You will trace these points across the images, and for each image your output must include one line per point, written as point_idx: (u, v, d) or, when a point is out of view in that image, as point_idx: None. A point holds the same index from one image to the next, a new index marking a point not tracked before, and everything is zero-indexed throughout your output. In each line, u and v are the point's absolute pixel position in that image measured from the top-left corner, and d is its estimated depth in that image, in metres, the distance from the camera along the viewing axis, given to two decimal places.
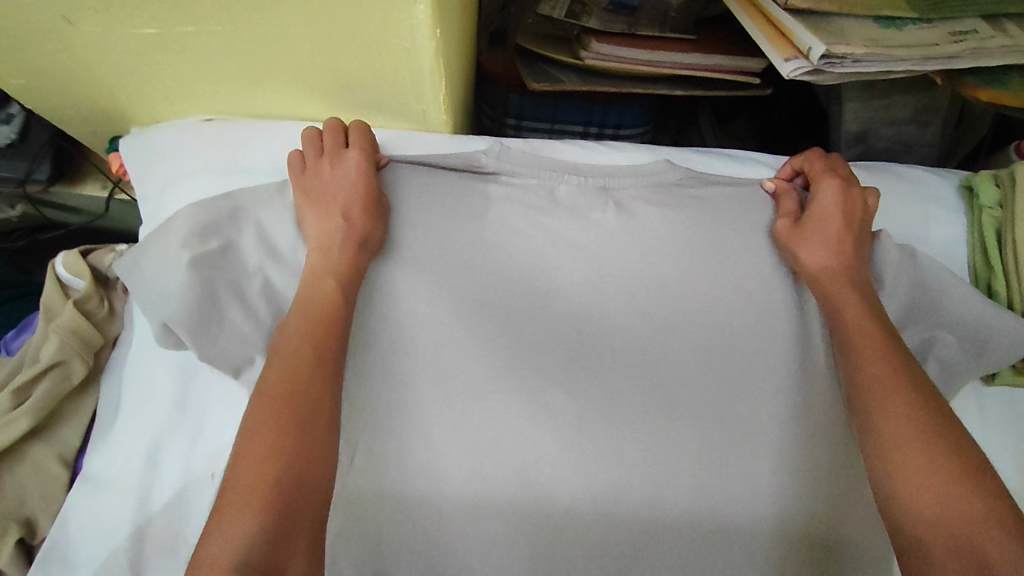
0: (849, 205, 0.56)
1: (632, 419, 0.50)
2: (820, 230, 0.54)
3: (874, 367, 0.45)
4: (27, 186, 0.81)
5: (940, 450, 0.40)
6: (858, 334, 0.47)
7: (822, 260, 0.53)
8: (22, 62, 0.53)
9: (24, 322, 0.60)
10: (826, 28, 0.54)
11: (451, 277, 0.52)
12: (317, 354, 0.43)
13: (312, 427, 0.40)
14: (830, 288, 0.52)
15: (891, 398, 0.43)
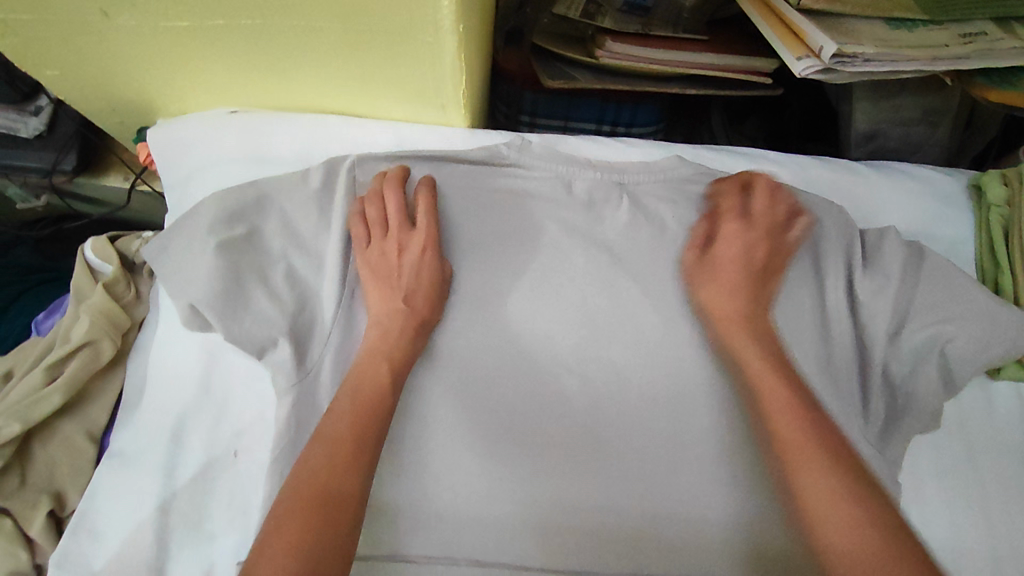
0: (749, 251, 0.55)
1: (642, 405, 0.53)
2: (721, 271, 0.54)
3: (787, 429, 0.45)
4: (52, 175, 0.85)
5: (858, 512, 0.40)
6: (773, 392, 0.47)
7: (734, 307, 0.52)
8: (58, 53, 0.55)
9: (56, 303, 0.63)
10: (838, 28, 0.55)
11: (483, 391, 0.52)
12: (368, 435, 0.44)
13: (338, 519, 0.40)
14: (735, 335, 0.51)
15: (811, 461, 0.43)
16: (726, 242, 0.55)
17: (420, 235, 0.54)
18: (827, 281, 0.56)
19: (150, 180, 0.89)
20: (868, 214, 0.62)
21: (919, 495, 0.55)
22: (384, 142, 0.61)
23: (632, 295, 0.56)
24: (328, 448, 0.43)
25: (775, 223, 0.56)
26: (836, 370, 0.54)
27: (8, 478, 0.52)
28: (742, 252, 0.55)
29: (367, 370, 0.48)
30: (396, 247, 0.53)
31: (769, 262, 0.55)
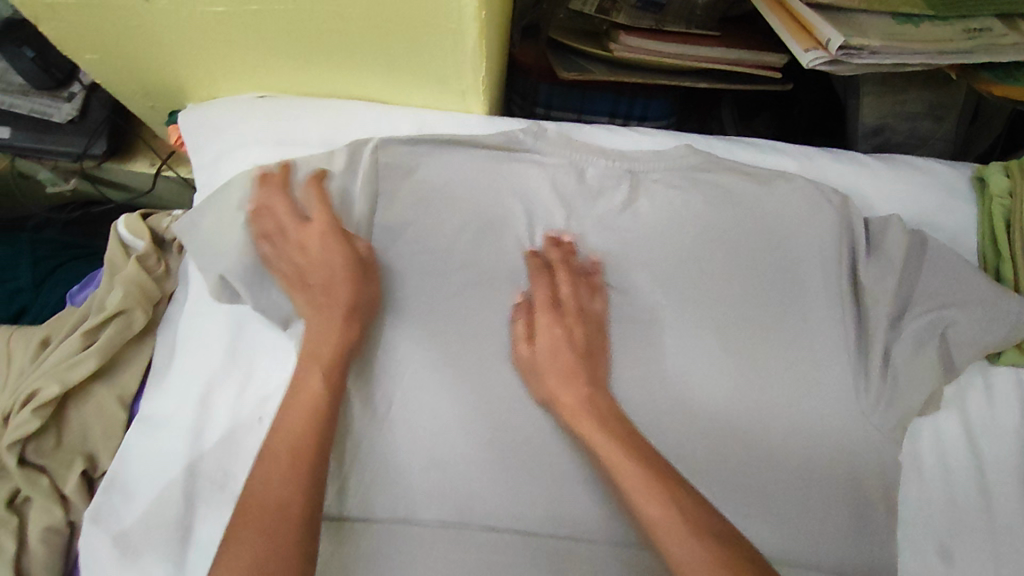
0: (570, 339, 0.54)
1: (650, 383, 0.56)
2: (555, 367, 0.53)
3: (650, 509, 0.45)
4: (82, 160, 0.87)
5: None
6: (623, 467, 0.47)
7: (569, 395, 0.52)
8: (97, 37, 0.58)
9: (90, 275, 0.65)
10: (847, 22, 0.57)
11: (461, 379, 0.55)
12: (314, 455, 0.46)
13: (286, 536, 0.43)
14: (580, 424, 0.50)
15: (678, 536, 0.43)
16: (545, 338, 0.54)
17: (319, 225, 0.54)
18: (830, 267, 0.58)
19: (175, 165, 0.91)
20: (873, 204, 0.63)
21: (918, 475, 0.57)
22: (405, 128, 0.63)
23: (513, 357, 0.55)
24: (269, 477, 0.45)
25: (587, 305, 0.56)
26: (842, 354, 0.56)
27: (46, 438, 0.55)
28: (567, 339, 0.54)
29: (303, 386, 0.49)
30: (302, 252, 0.53)
31: (591, 347, 0.55)
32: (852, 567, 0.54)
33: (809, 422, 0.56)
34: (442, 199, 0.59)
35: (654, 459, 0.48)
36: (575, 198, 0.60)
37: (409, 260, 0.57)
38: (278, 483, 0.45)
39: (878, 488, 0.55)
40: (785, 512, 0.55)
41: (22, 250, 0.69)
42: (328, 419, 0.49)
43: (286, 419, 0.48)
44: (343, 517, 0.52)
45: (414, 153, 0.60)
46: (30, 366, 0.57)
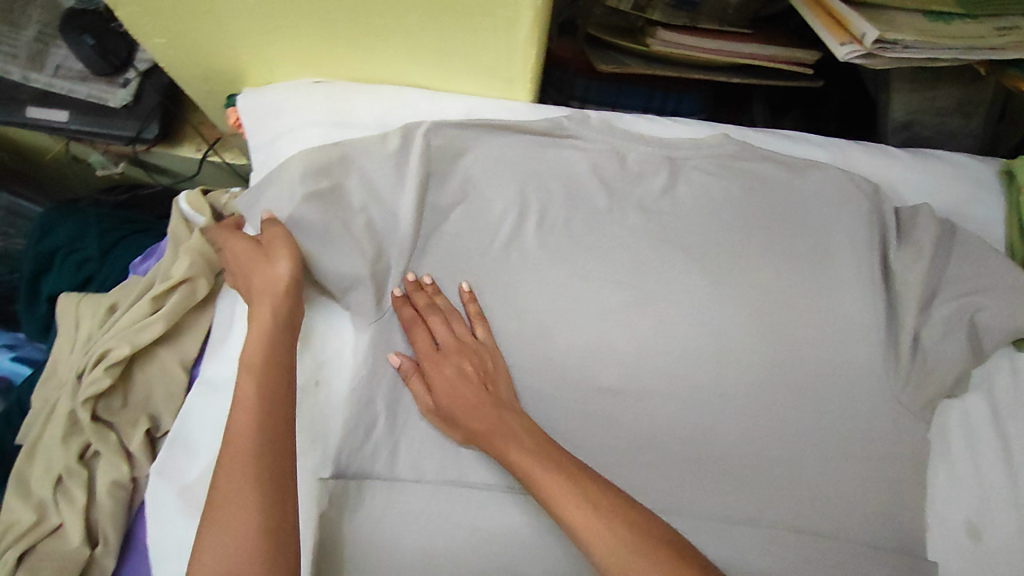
0: (463, 373, 0.56)
1: (685, 359, 0.59)
2: (455, 406, 0.54)
3: (571, 513, 0.46)
4: (134, 143, 0.91)
5: (644, 565, 0.42)
6: (540, 475, 0.48)
7: (477, 425, 0.53)
8: (170, 23, 0.62)
9: (152, 248, 0.69)
10: (881, 17, 0.59)
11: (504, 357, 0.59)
12: (265, 449, 0.47)
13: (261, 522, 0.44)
14: (493, 448, 0.52)
15: (594, 530, 0.44)
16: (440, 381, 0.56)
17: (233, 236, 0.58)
18: (862, 252, 0.61)
19: (221, 151, 0.94)
20: (903, 194, 0.66)
21: (944, 453, 0.59)
22: (454, 112, 0.66)
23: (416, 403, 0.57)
24: (223, 488, 0.45)
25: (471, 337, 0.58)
26: (871, 336, 0.59)
27: (113, 398, 0.59)
28: (455, 375, 0.56)
29: (240, 395, 0.49)
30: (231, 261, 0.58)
31: (486, 376, 0.56)
32: (878, 539, 0.56)
33: (839, 401, 0.58)
34: (487, 184, 0.63)
35: (563, 459, 0.49)
36: (616, 183, 0.63)
37: (457, 238, 0.62)
38: (232, 493, 0.44)
39: (905, 464, 0.57)
40: (814, 486, 0.57)
41: (90, 220, 0.75)
42: (274, 417, 0.49)
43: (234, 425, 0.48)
44: (394, 478, 0.56)
45: (461, 138, 0.63)
46: (99, 330, 0.63)
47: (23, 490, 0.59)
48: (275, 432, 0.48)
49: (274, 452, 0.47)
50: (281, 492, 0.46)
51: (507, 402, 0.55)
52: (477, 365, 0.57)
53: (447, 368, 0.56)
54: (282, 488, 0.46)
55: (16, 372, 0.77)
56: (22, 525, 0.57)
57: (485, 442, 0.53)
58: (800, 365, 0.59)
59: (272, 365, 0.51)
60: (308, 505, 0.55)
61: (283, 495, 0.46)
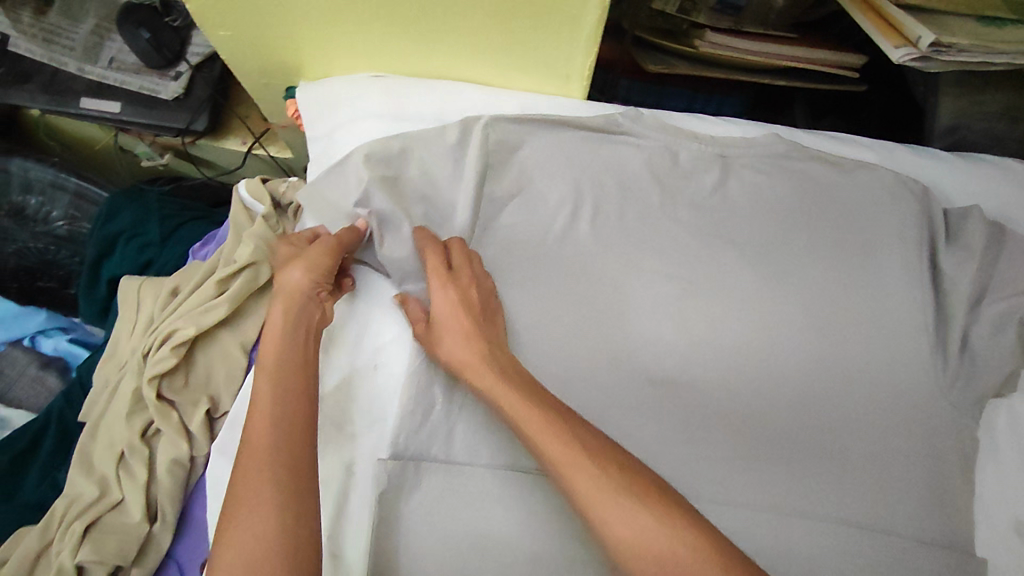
0: (464, 301, 0.57)
1: (736, 351, 0.60)
2: (446, 328, 0.56)
3: (551, 447, 0.46)
4: (184, 135, 0.92)
5: (622, 501, 0.42)
6: (525, 418, 0.48)
7: (464, 356, 0.54)
8: (237, 19, 0.63)
9: (209, 236, 0.77)
10: (935, 22, 0.60)
11: (563, 345, 0.60)
12: (282, 425, 0.47)
13: (285, 491, 0.44)
14: (477, 377, 0.52)
15: (578, 466, 0.44)
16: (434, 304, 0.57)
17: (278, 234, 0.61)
18: (911, 251, 0.62)
19: (267, 144, 0.97)
20: (951, 196, 0.67)
21: (993, 451, 0.60)
22: (510, 108, 0.69)
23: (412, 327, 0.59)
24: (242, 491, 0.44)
25: (477, 275, 0.59)
26: (923, 336, 0.59)
27: (176, 377, 0.60)
28: (451, 298, 0.56)
29: (257, 398, 0.49)
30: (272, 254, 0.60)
31: (484, 312, 0.57)
32: (932, 536, 0.56)
33: (891, 398, 0.59)
34: (540, 178, 0.64)
35: (551, 402, 0.49)
36: (669, 179, 0.65)
37: (512, 229, 0.63)
38: (251, 497, 0.44)
39: (954, 461, 0.58)
40: (866, 480, 0.58)
41: (151, 209, 0.84)
42: (290, 420, 0.48)
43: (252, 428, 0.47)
44: (450, 460, 0.57)
45: (517, 134, 0.65)
46: (161, 313, 0.65)
47: (86, 464, 0.61)
48: (290, 431, 0.47)
49: (293, 455, 0.46)
50: (300, 496, 0.45)
51: (497, 337, 0.56)
52: (477, 301, 0.57)
53: (444, 289, 0.57)
54: (304, 492, 0.45)
55: (72, 353, 0.87)
56: (87, 500, 0.58)
57: (471, 368, 0.53)
58: (852, 360, 0.60)
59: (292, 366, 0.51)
60: (366, 484, 0.57)
61: (302, 499, 0.45)
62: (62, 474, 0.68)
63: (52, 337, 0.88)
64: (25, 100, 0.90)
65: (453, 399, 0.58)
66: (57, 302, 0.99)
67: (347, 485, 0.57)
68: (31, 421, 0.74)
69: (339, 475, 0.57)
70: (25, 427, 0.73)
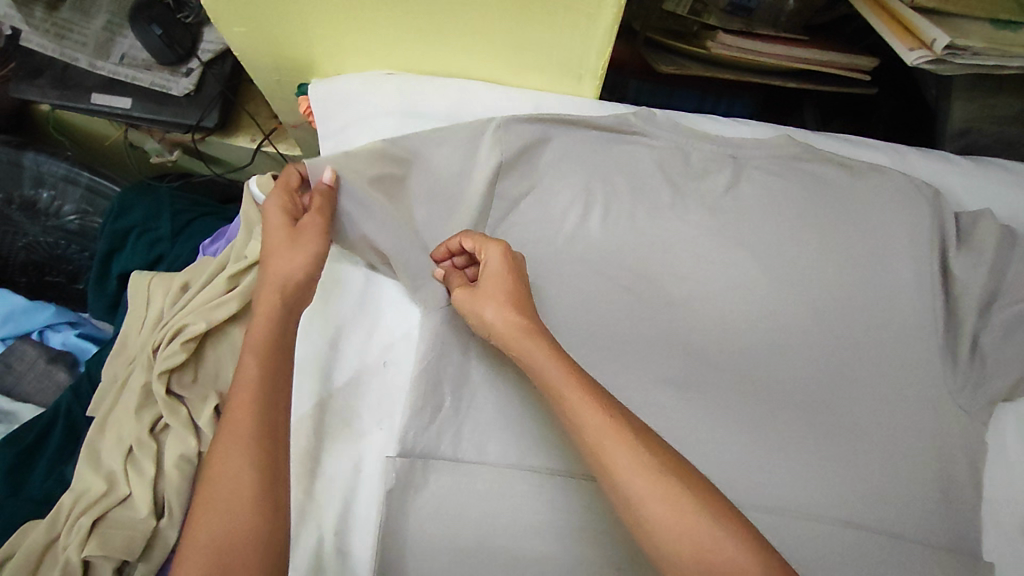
0: (514, 271, 0.55)
1: (744, 351, 0.61)
2: (495, 291, 0.53)
3: (596, 421, 0.44)
4: (194, 131, 0.93)
5: (666, 484, 0.40)
6: (570, 390, 0.46)
7: (511, 322, 0.51)
8: (252, 13, 0.62)
9: (220, 232, 0.77)
10: (950, 25, 0.60)
11: (573, 344, 0.60)
12: (266, 412, 0.48)
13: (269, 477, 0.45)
14: (522, 344, 0.49)
15: (622, 443, 0.42)
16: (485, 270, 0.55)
17: (276, 202, 0.58)
18: (923, 254, 0.61)
19: (276, 141, 0.97)
20: (962, 199, 0.67)
21: (1003, 456, 0.59)
22: (523, 107, 0.69)
23: (454, 296, 0.55)
24: (220, 473, 0.44)
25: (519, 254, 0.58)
26: (934, 339, 0.59)
27: (185, 372, 0.61)
28: (502, 268, 0.54)
29: (242, 378, 0.49)
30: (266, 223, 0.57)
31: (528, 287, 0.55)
32: (939, 539, 0.56)
33: (902, 401, 0.58)
34: (551, 178, 0.65)
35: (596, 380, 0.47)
36: (679, 180, 0.65)
37: (523, 228, 0.64)
38: (230, 480, 0.44)
39: (965, 465, 0.57)
40: (876, 483, 0.57)
41: (163, 204, 0.85)
42: (272, 405, 0.48)
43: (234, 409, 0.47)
44: (458, 458, 0.57)
45: (529, 132, 0.64)
46: (170, 308, 0.66)
47: (94, 459, 0.61)
48: (274, 420, 0.48)
49: (273, 439, 0.47)
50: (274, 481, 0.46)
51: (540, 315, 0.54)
52: (521, 275, 0.55)
53: (495, 259, 0.55)
54: (279, 479, 0.46)
55: (80, 347, 0.89)
56: (94, 494, 0.58)
57: (516, 334, 0.50)
58: (863, 363, 0.59)
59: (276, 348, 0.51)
60: (374, 481, 0.57)
61: (277, 485, 0.46)
62: (69, 467, 0.69)
63: (60, 330, 0.89)
64: (36, 94, 0.91)
65: (464, 396, 0.58)
66: (64, 296, 1.02)
67: (354, 483, 0.57)
68: (39, 416, 0.74)
69: (347, 471, 0.57)
70: (32, 423, 0.73)
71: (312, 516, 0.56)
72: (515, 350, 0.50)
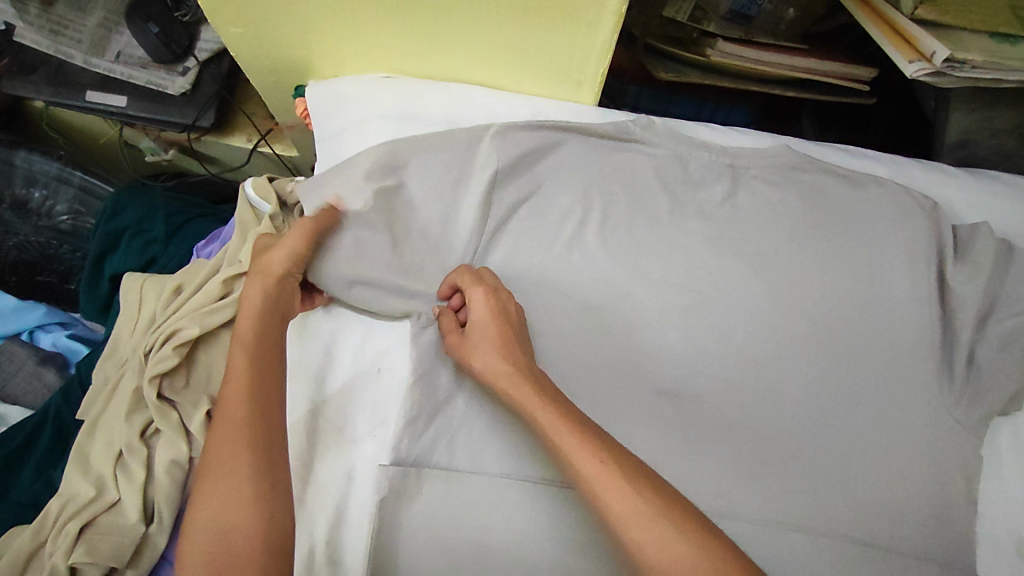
0: (502, 312, 0.55)
1: (740, 363, 0.60)
2: (482, 339, 0.53)
3: (587, 468, 0.43)
4: (189, 130, 0.92)
5: (660, 528, 0.40)
6: (562, 436, 0.45)
7: (499, 373, 0.51)
8: (249, 12, 0.61)
9: (215, 234, 0.77)
10: (950, 38, 0.60)
11: (569, 352, 0.61)
12: (257, 404, 0.48)
13: (267, 467, 0.46)
14: (512, 390, 0.50)
15: (616, 491, 0.42)
16: (474, 316, 0.55)
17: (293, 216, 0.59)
18: (920, 266, 0.61)
19: (273, 142, 0.96)
20: (958, 212, 0.67)
21: (998, 471, 0.59)
22: (521, 112, 0.68)
23: (445, 347, 0.56)
24: (220, 468, 0.45)
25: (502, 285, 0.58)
26: (930, 349, 0.59)
27: (178, 376, 0.61)
28: (488, 312, 0.55)
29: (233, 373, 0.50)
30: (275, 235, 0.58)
31: (517, 323, 0.56)
32: (932, 554, 0.56)
33: (896, 414, 0.58)
34: (548, 187, 0.65)
35: (588, 423, 0.47)
36: (677, 189, 0.65)
37: (520, 236, 0.64)
38: (228, 473, 0.45)
39: (960, 479, 0.57)
40: (870, 496, 0.57)
41: (157, 206, 0.84)
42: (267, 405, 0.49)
43: (228, 402, 0.48)
44: (452, 468, 0.56)
45: (528, 140, 0.64)
46: (163, 311, 0.65)
47: (84, 465, 0.60)
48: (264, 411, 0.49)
49: (266, 427, 0.48)
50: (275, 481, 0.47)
51: (531, 352, 0.54)
52: (508, 313, 0.56)
53: (480, 303, 0.55)
54: (275, 467, 0.47)
55: (71, 349, 0.88)
56: (82, 499, 0.57)
57: (507, 381, 0.50)
58: (858, 374, 0.59)
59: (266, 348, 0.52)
60: (366, 491, 0.57)
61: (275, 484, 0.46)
62: (58, 471, 0.68)
63: (50, 332, 0.88)
64: (31, 91, 0.90)
65: (457, 405, 0.58)
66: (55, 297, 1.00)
67: (347, 490, 0.57)
68: (28, 419, 0.73)
69: (339, 479, 0.57)
70: (21, 426, 0.73)
71: (304, 523, 0.55)
72: (506, 395, 0.50)
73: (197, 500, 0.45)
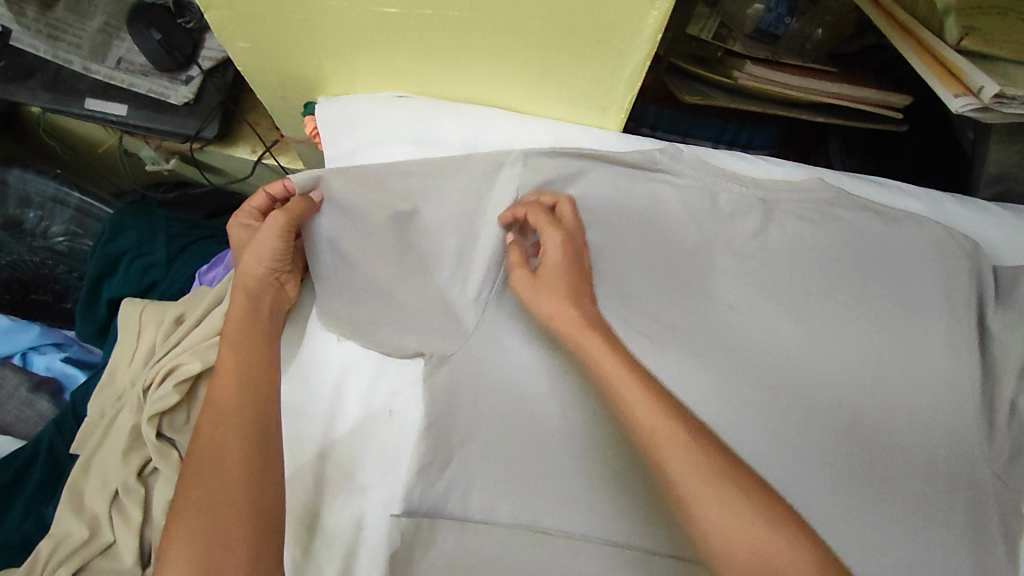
0: (575, 259, 0.54)
1: (768, 411, 0.57)
2: (555, 281, 0.52)
3: (654, 424, 0.42)
4: (191, 141, 0.88)
5: (725, 488, 0.38)
6: (631, 393, 0.44)
7: (567, 321, 0.50)
8: (258, 25, 0.58)
9: (219, 258, 0.74)
10: (998, 71, 0.57)
11: None
12: (246, 395, 0.50)
13: (258, 458, 0.47)
14: (573, 333, 0.49)
15: (683, 455, 0.40)
16: (548, 256, 0.54)
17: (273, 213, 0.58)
18: (962, 310, 0.58)
19: (278, 154, 0.92)
20: (997, 252, 0.64)
21: None
22: (542, 138, 0.65)
23: (512, 279, 0.55)
24: (210, 457, 0.46)
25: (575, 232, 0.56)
26: (970, 400, 0.56)
27: (178, 412, 0.57)
28: (561, 254, 0.53)
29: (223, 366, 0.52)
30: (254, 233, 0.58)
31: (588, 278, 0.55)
32: None
33: (932, 468, 0.55)
34: None
35: (656, 383, 0.45)
36: (707, 223, 0.62)
37: None
38: (217, 463, 0.46)
39: (999, 538, 0.54)
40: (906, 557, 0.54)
41: (159, 226, 0.82)
42: (259, 408, 0.50)
43: (218, 393, 0.50)
44: (466, 517, 0.53)
45: (553, 168, 0.60)
46: (163, 343, 0.62)
47: (77, 504, 0.57)
48: (253, 401, 0.50)
49: (259, 420, 0.49)
50: (267, 477, 0.47)
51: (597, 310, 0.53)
52: (581, 264, 0.55)
53: (556, 244, 0.54)
54: (265, 458, 0.48)
55: (66, 373, 0.85)
56: (76, 541, 0.54)
57: (575, 325, 0.49)
58: (893, 425, 0.56)
59: (255, 347, 0.53)
60: (375, 540, 0.53)
61: (266, 487, 0.47)
62: (49, 509, 0.65)
63: (46, 354, 0.85)
64: (26, 96, 0.86)
65: (471, 447, 0.55)
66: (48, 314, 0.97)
67: (356, 541, 0.54)
68: (18, 453, 0.70)
69: (348, 529, 0.54)
70: (12, 459, 0.69)
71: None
72: (572, 342, 0.49)
73: (180, 497, 0.45)
